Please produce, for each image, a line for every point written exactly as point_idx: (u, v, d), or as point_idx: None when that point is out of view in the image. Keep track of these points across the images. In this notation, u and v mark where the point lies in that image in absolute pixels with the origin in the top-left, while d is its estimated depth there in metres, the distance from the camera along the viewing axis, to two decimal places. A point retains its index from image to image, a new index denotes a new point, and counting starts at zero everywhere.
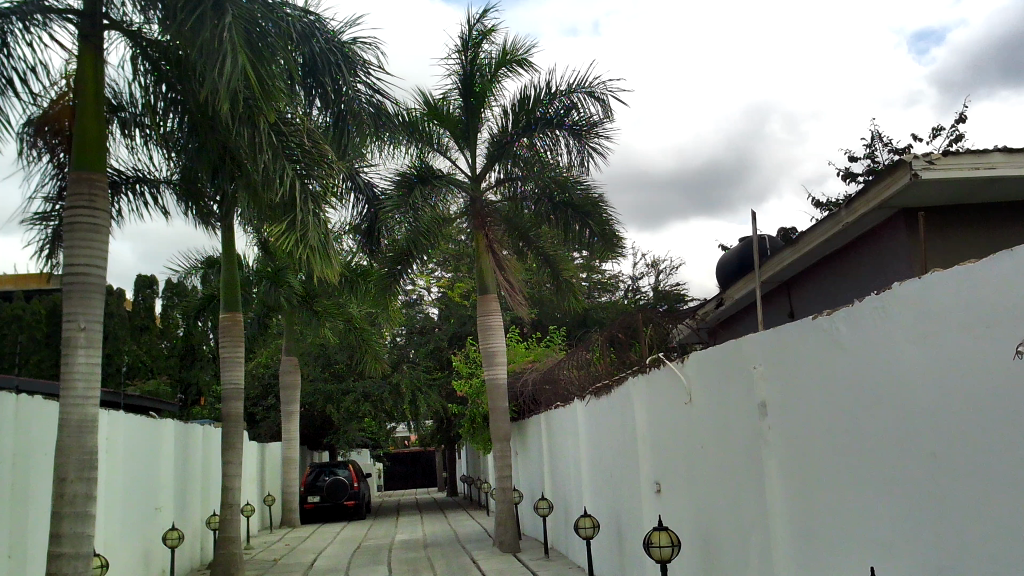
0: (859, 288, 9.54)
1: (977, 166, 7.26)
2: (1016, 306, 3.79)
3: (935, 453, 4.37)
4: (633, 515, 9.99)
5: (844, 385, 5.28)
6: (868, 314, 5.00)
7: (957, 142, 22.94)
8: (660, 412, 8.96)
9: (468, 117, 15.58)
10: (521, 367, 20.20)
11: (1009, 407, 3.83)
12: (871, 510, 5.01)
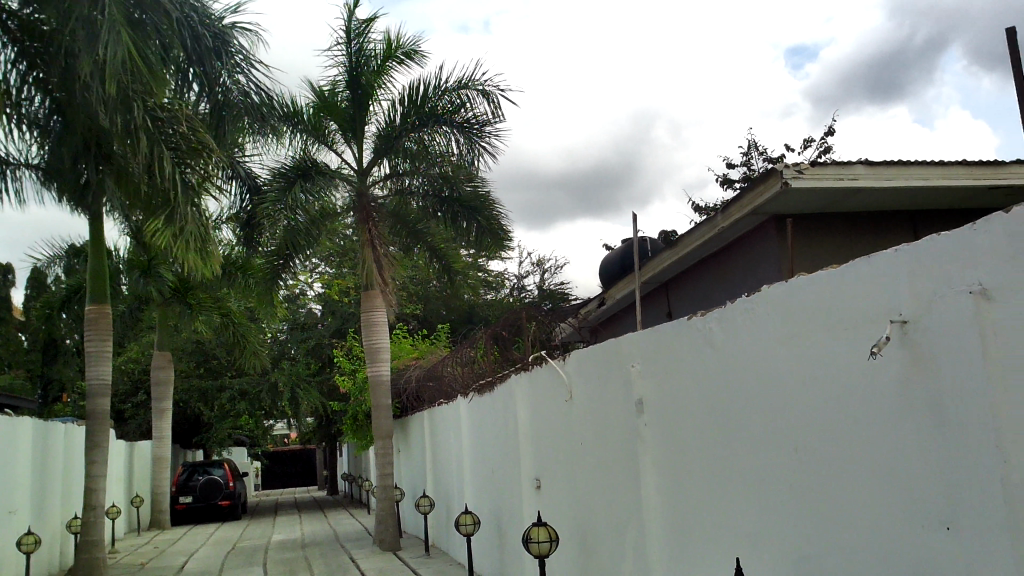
0: (732, 290, 9.94)
1: (841, 177, 7.71)
2: (873, 310, 4.04)
3: (800, 450, 4.61)
4: (513, 511, 10.09)
5: (716, 383, 5.49)
6: (739, 315, 5.21)
7: (824, 153, 24.26)
8: (541, 410, 9.07)
9: (355, 110, 15.29)
10: (405, 364, 20.08)
11: (866, 405, 4.08)
12: (740, 504, 5.23)
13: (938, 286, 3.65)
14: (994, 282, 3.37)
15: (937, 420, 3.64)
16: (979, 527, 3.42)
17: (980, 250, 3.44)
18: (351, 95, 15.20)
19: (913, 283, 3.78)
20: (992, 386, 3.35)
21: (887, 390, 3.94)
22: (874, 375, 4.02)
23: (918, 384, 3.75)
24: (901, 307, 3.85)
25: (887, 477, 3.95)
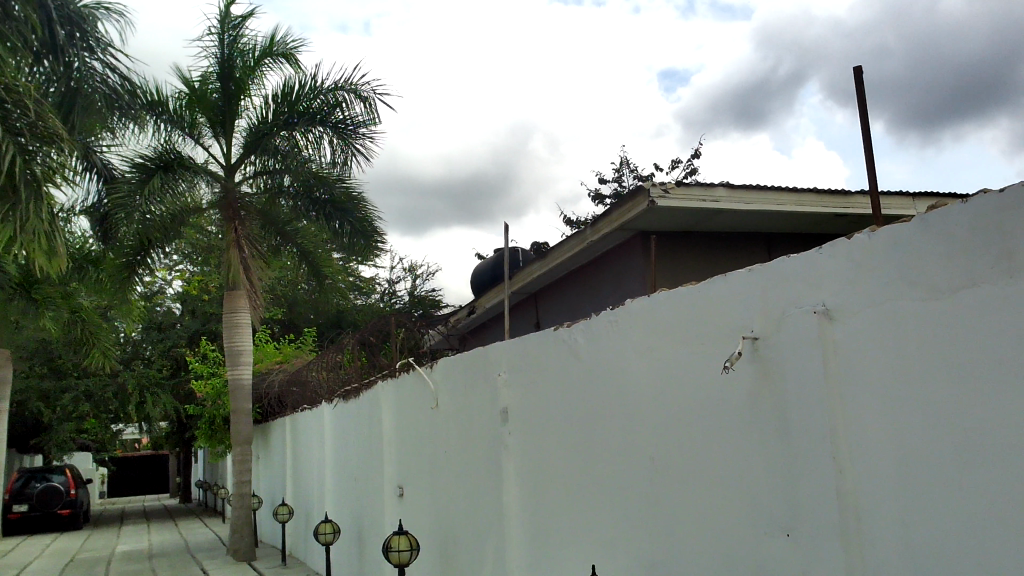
0: (598, 302, 10.17)
1: (704, 199, 8.05)
2: (727, 325, 4.22)
3: (655, 459, 4.76)
4: (374, 520, 9.94)
5: (580, 394, 5.59)
6: (602, 328, 5.34)
7: (692, 175, 25.21)
8: (407, 417, 8.99)
9: (225, 103, 14.76)
10: (268, 368, 19.49)
11: (719, 417, 4.25)
12: (598, 512, 5.34)
13: (787, 305, 3.86)
14: (836, 304, 3.59)
15: (782, 432, 3.83)
16: (816, 533, 3.62)
17: (826, 272, 3.65)
18: (222, 87, 14.66)
19: (765, 302, 3.98)
20: (832, 400, 3.57)
21: (739, 402, 4.12)
22: (727, 388, 4.19)
23: (767, 398, 3.94)
24: (753, 324, 4.05)
25: (734, 485, 4.14)
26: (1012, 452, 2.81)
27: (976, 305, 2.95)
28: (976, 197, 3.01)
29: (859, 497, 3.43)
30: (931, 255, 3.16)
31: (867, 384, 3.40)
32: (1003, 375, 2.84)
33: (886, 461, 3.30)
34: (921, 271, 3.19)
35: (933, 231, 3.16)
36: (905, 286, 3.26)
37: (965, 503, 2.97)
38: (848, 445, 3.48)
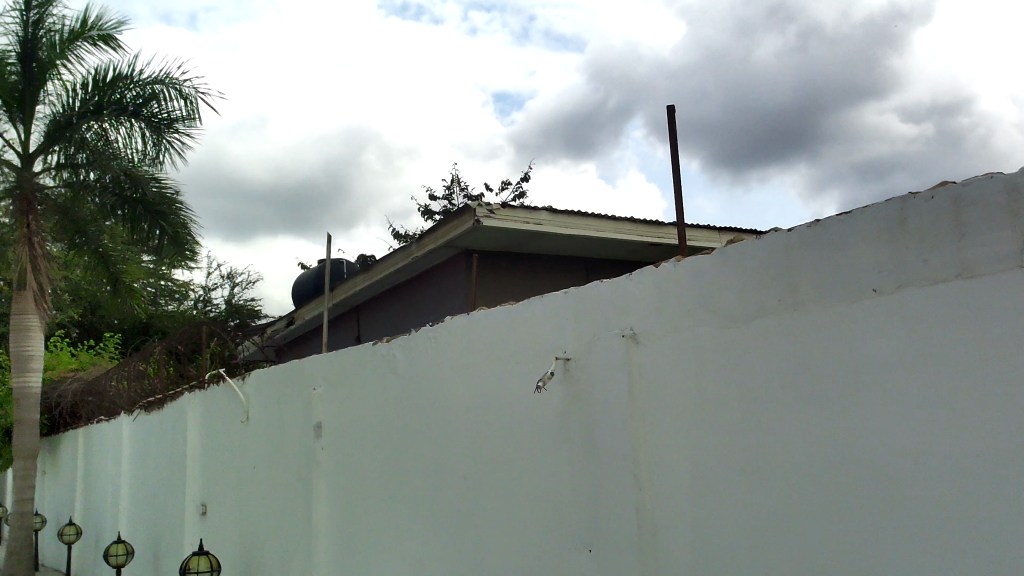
0: (419, 318, 10.15)
1: (528, 222, 8.25)
2: (541, 345, 4.33)
3: (467, 475, 4.78)
4: (172, 539, 9.37)
5: (396, 409, 5.53)
6: (420, 344, 5.32)
7: (520, 197, 25.72)
8: (214, 431, 8.57)
9: (26, 85, 13.56)
10: (61, 376, 18.00)
11: (530, 435, 4.34)
12: (408, 528, 5.30)
13: (598, 328, 4.01)
14: (642, 328, 3.77)
15: (589, 449, 3.97)
16: (614, 547, 3.76)
17: (634, 298, 3.83)
18: (23, 69, 13.45)
19: (577, 324, 4.14)
20: (636, 419, 3.74)
21: (549, 421, 4.22)
22: (539, 406, 4.28)
23: (575, 417, 4.06)
24: (566, 345, 4.18)
25: (541, 500, 4.23)
26: (789, 469, 3.05)
27: (764, 334, 3.20)
28: (768, 234, 3.26)
29: (655, 512, 3.61)
30: (726, 285, 3.39)
31: (667, 406, 3.58)
32: (785, 400, 3.09)
33: (681, 478, 3.49)
34: (717, 300, 3.41)
35: (729, 263, 3.40)
36: (703, 314, 3.47)
37: (750, 518, 3.19)
38: (650, 461, 3.65)
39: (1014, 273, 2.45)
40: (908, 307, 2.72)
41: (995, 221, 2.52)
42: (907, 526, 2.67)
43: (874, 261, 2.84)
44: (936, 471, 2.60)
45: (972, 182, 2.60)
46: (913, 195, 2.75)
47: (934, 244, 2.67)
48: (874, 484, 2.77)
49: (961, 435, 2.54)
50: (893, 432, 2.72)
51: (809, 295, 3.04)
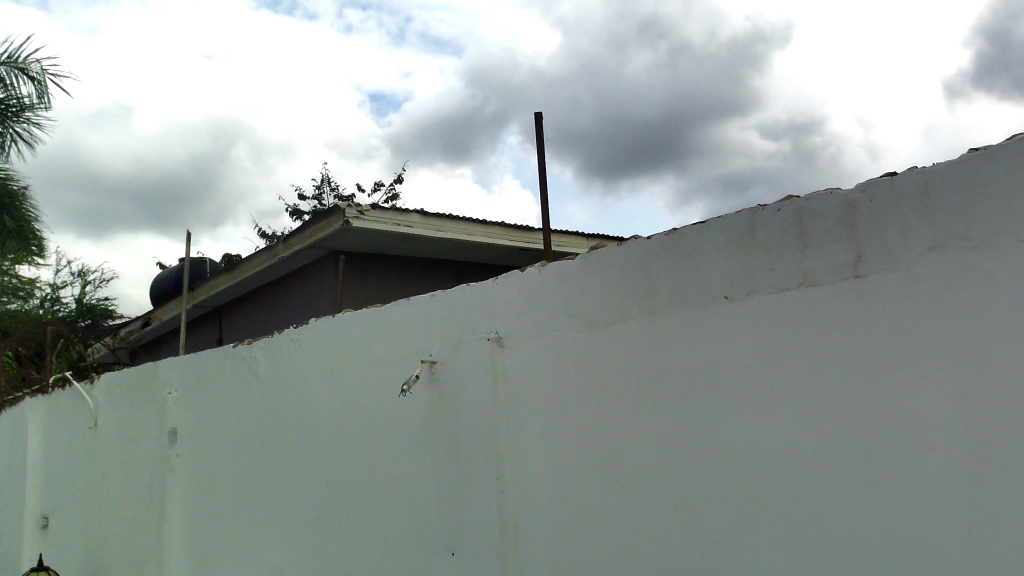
0: (285, 320, 9.87)
1: (399, 223, 8.17)
2: (407, 349, 4.30)
3: (330, 481, 4.68)
4: (8, 555, 8.72)
5: (256, 413, 5.35)
6: (282, 347, 5.17)
7: (392, 199, 25.47)
8: (58, 437, 8.04)
9: None
10: None
11: (394, 439, 4.29)
12: (266, 537, 5.13)
13: (464, 331, 4.02)
14: (506, 333, 3.81)
15: (453, 453, 3.96)
16: (476, 550, 3.76)
17: (500, 302, 3.86)
18: None
19: (443, 327, 4.13)
20: (500, 420, 3.76)
21: (413, 424, 4.19)
22: (405, 411, 4.24)
23: (440, 420, 4.05)
24: (432, 348, 4.16)
25: (404, 505, 4.19)
26: (647, 470, 3.14)
27: (624, 338, 3.29)
28: (629, 241, 3.36)
29: (517, 514, 3.64)
30: (588, 290, 3.46)
31: (532, 408, 3.63)
32: (644, 402, 3.17)
33: (545, 481, 3.53)
34: (581, 304, 3.49)
35: (591, 269, 3.47)
36: (566, 318, 3.54)
37: (610, 518, 3.26)
38: (514, 464, 3.68)
39: (851, 282, 2.61)
40: (757, 314, 2.85)
41: (834, 233, 2.68)
42: (753, 522, 2.79)
43: (726, 270, 2.96)
44: (779, 469, 2.74)
45: (814, 195, 2.76)
46: (762, 206, 2.89)
47: (780, 254, 2.81)
48: (724, 484, 2.88)
49: (802, 434, 2.68)
50: (742, 433, 2.85)
51: (667, 301, 3.14)
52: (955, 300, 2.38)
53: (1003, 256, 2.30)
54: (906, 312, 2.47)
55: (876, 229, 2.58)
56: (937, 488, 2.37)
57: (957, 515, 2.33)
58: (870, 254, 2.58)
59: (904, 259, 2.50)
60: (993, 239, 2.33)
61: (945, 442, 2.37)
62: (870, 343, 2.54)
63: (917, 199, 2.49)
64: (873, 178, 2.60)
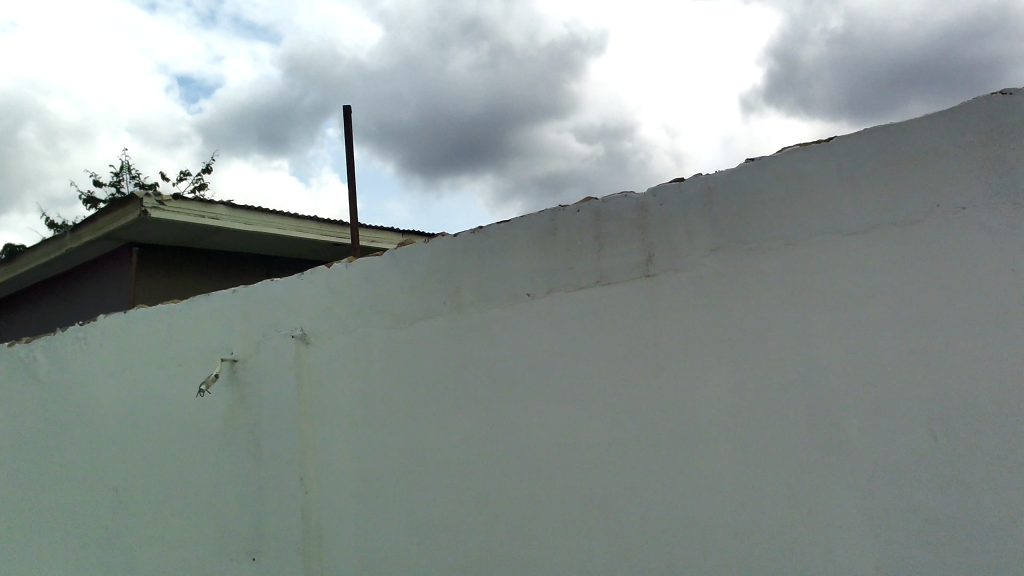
0: (71, 316, 9.14)
1: (203, 215, 7.77)
2: (205, 346, 4.10)
3: (120, 488, 4.38)
4: None
5: (35, 416, 4.93)
6: (64, 344, 4.78)
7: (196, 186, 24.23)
8: None
9: None
10: None
11: (191, 442, 4.08)
12: (45, 549, 4.74)
13: (267, 328, 3.88)
14: (310, 330, 3.73)
15: (254, 455, 3.82)
16: (276, 553, 3.65)
17: (304, 299, 3.77)
18: None
19: (245, 324, 3.97)
20: (305, 419, 3.68)
21: (212, 426, 4.00)
22: (203, 411, 4.04)
23: (240, 420, 3.89)
24: (232, 346, 3.99)
25: (201, 509, 4.00)
26: (451, 466, 3.16)
27: (430, 335, 3.30)
28: (436, 239, 3.38)
29: (320, 514, 3.57)
30: (395, 286, 3.45)
31: (338, 407, 3.57)
32: (449, 398, 3.20)
33: (348, 481, 3.48)
34: (388, 301, 3.46)
35: (398, 266, 3.46)
36: (372, 315, 3.51)
37: (413, 516, 3.25)
38: (317, 465, 3.61)
39: (641, 281, 2.74)
40: (556, 311, 2.95)
41: (627, 234, 2.81)
42: (549, 514, 2.87)
43: (529, 268, 3.05)
44: (573, 461, 2.83)
45: (611, 198, 2.88)
46: (562, 207, 2.99)
47: (578, 253, 2.92)
48: (523, 478, 2.95)
49: (595, 425, 2.78)
50: (541, 426, 2.92)
51: (473, 298, 3.19)
52: (731, 297, 2.52)
53: (773, 257, 2.46)
54: (688, 309, 2.61)
55: (663, 231, 2.71)
56: (713, 473, 2.51)
57: (729, 502, 2.46)
58: (658, 254, 2.71)
59: (688, 260, 2.64)
60: (764, 242, 2.48)
61: (719, 431, 2.50)
62: (657, 339, 2.67)
63: (700, 203, 2.64)
64: (663, 183, 2.75)
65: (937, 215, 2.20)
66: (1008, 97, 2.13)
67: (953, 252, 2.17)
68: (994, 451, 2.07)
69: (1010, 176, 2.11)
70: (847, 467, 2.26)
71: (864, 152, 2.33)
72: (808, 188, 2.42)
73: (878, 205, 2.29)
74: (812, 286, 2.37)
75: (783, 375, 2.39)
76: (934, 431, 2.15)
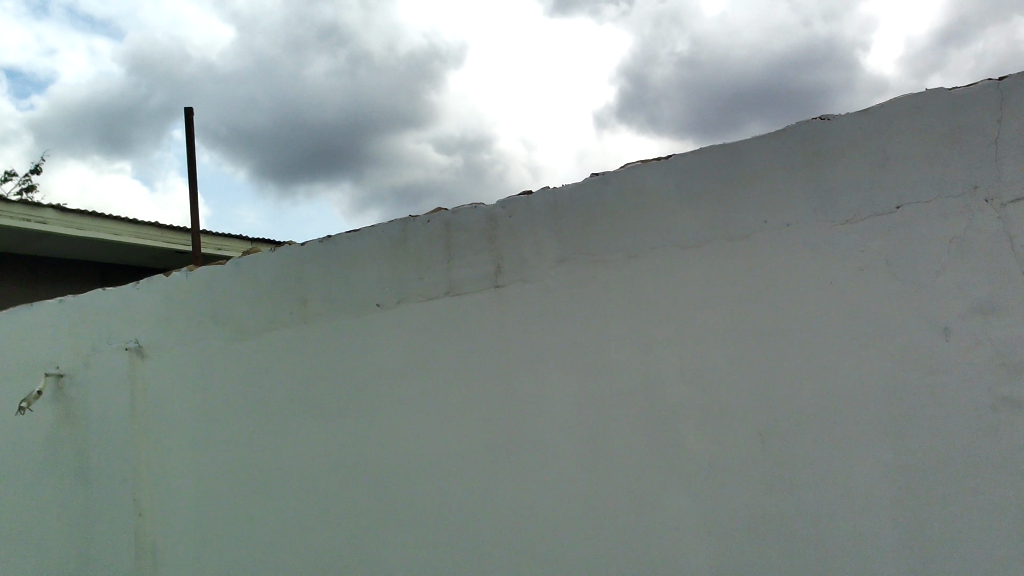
0: None
1: (28, 219, 7.24)
2: (32, 359, 3.83)
3: None
4: None
5: None
6: None
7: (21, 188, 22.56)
8: None
9: None
10: None
11: (12, 462, 3.80)
12: None
13: (98, 341, 3.67)
14: (148, 342, 3.56)
15: (83, 474, 3.60)
16: None
17: (141, 309, 3.59)
18: None
19: (73, 337, 3.73)
20: (141, 435, 3.50)
21: (35, 445, 3.73)
22: (26, 430, 3.77)
23: (66, 439, 3.66)
24: (59, 359, 3.74)
25: (21, 535, 3.72)
26: (296, 478, 3.09)
27: (276, 348, 3.24)
28: (283, 247, 3.29)
29: (156, 534, 3.40)
30: (241, 297, 3.35)
31: (178, 422, 3.43)
32: (295, 411, 3.13)
33: (188, 498, 3.34)
34: (233, 312, 3.36)
35: (244, 275, 3.37)
36: (216, 326, 3.40)
37: (257, 532, 3.15)
38: (154, 483, 3.44)
39: (490, 291, 2.77)
40: (406, 320, 2.94)
41: (476, 245, 2.83)
42: (394, 525, 2.84)
43: (379, 278, 3.02)
44: (420, 471, 2.81)
45: (460, 209, 2.89)
46: (412, 217, 2.98)
47: (427, 263, 2.92)
48: (369, 490, 2.91)
49: (442, 435, 2.78)
50: (388, 438, 2.89)
51: (320, 308, 3.15)
52: (576, 308, 2.58)
53: (615, 269, 2.53)
54: (535, 319, 2.66)
55: (511, 242, 2.75)
56: (557, 480, 2.54)
57: (573, 509, 2.51)
58: (507, 265, 2.75)
59: (535, 272, 2.68)
60: (607, 254, 2.56)
61: (563, 438, 2.55)
62: (505, 348, 2.70)
63: (547, 216, 2.69)
64: (511, 197, 2.78)
65: (764, 231, 2.30)
66: (827, 122, 2.26)
67: (778, 267, 2.27)
68: (812, 456, 2.16)
69: (828, 196, 2.23)
70: (681, 471, 2.34)
71: (699, 169, 2.45)
72: (648, 204, 2.51)
73: (712, 220, 2.40)
74: (651, 297, 2.46)
75: (625, 383, 2.46)
76: (760, 435, 2.23)
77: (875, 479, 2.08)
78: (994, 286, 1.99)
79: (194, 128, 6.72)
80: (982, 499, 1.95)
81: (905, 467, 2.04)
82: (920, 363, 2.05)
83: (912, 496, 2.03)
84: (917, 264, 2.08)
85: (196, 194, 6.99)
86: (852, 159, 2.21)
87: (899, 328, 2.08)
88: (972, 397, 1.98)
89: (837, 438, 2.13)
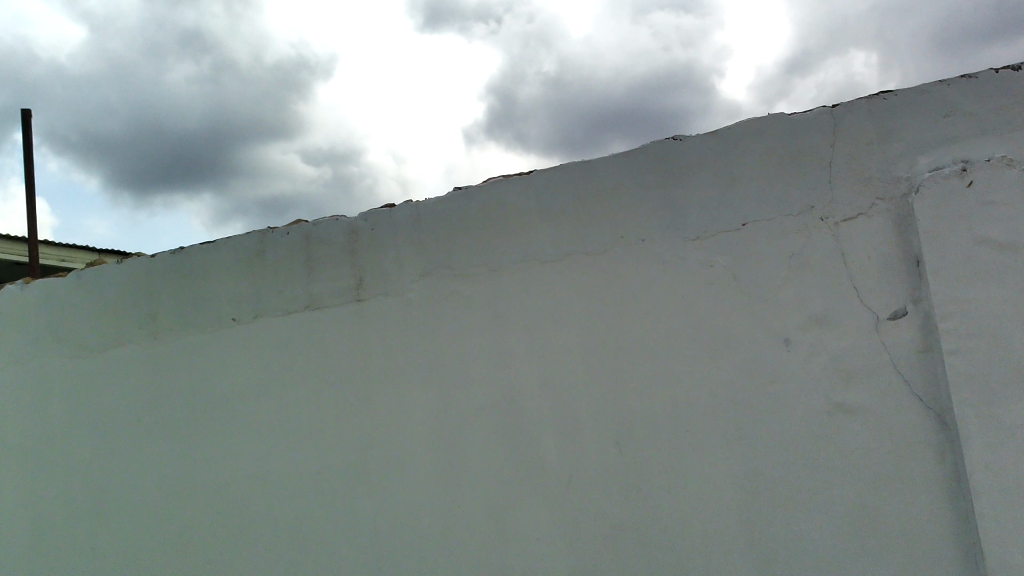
0: None
1: None
2: None
3: None
4: None
5: None
6: None
7: None
8: None
9: None
10: None
11: None
12: None
13: None
14: None
15: None
16: None
17: None
18: None
19: None
20: None
21: None
22: None
23: None
24: None
25: None
26: (150, 500, 2.96)
27: (120, 365, 3.10)
28: (131, 258, 3.14)
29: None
30: (85, 312, 3.18)
31: (21, 443, 3.25)
32: (147, 430, 3.01)
33: (33, 524, 3.18)
34: (76, 328, 3.20)
35: (85, 289, 3.19)
36: (58, 343, 3.23)
37: (107, 558, 3.00)
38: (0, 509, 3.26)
39: (353, 305, 2.72)
40: (265, 335, 2.85)
41: (338, 258, 2.77)
42: (251, 546, 2.75)
43: (236, 291, 2.93)
44: (277, 488, 2.74)
45: (321, 221, 2.82)
46: (271, 229, 2.89)
47: (287, 277, 2.85)
48: (225, 508, 2.82)
49: (302, 452, 2.71)
50: (247, 457, 2.80)
51: (171, 323, 3.03)
52: (438, 321, 2.58)
53: (477, 282, 2.54)
54: (396, 333, 2.63)
55: (373, 256, 2.71)
56: (417, 493, 2.52)
57: (433, 523, 2.49)
58: (369, 279, 2.71)
59: (397, 285, 2.66)
60: (470, 268, 2.56)
61: (424, 453, 2.53)
62: (367, 362, 2.66)
63: (410, 229, 2.66)
64: (373, 209, 2.73)
65: (621, 246, 2.37)
66: (679, 143, 2.36)
67: (633, 281, 2.34)
68: (667, 463, 2.23)
69: (679, 213, 2.32)
70: (542, 481, 2.37)
71: (559, 185, 2.49)
72: (509, 218, 2.53)
73: (572, 235, 2.45)
74: (513, 310, 2.48)
75: (487, 395, 2.47)
76: (618, 444, 2.29)
77: (725, 482, 2.16)
78: (830, 300, 2.12)
79: (31, 129, 6.30)
80: (820, 500, 2.06)
81: (752, 471, 2.14)
82: (763, 372, 2.16)
83: (758, 500, 2.13)
84: (760, 279, 2.20)
85: (33, 201, 6.55)
86: (702, 178, 2.32)
87: (745, 339, 2.19)
88: (809, 403, 2.10)
89: (689, 446, 2.21)
